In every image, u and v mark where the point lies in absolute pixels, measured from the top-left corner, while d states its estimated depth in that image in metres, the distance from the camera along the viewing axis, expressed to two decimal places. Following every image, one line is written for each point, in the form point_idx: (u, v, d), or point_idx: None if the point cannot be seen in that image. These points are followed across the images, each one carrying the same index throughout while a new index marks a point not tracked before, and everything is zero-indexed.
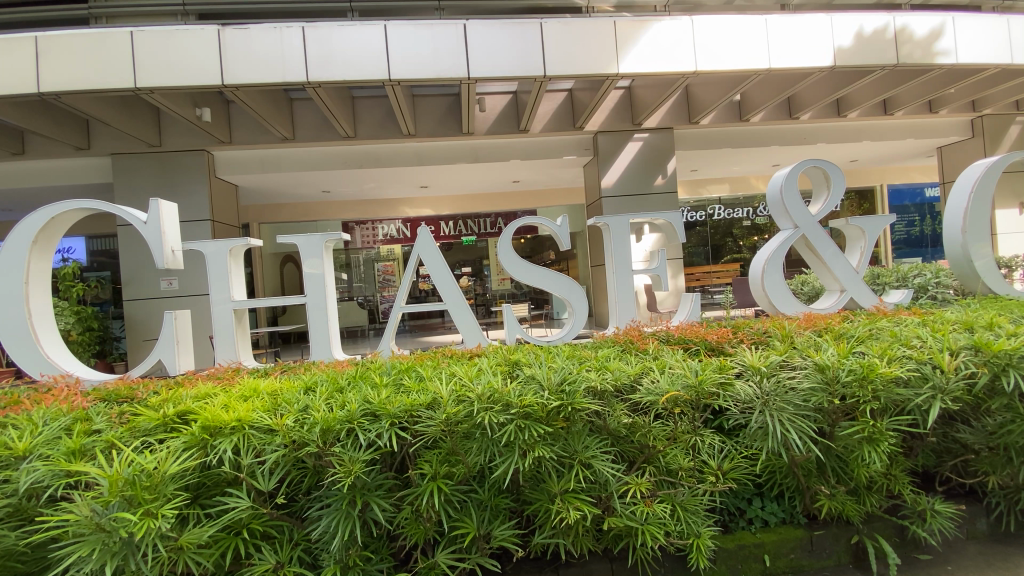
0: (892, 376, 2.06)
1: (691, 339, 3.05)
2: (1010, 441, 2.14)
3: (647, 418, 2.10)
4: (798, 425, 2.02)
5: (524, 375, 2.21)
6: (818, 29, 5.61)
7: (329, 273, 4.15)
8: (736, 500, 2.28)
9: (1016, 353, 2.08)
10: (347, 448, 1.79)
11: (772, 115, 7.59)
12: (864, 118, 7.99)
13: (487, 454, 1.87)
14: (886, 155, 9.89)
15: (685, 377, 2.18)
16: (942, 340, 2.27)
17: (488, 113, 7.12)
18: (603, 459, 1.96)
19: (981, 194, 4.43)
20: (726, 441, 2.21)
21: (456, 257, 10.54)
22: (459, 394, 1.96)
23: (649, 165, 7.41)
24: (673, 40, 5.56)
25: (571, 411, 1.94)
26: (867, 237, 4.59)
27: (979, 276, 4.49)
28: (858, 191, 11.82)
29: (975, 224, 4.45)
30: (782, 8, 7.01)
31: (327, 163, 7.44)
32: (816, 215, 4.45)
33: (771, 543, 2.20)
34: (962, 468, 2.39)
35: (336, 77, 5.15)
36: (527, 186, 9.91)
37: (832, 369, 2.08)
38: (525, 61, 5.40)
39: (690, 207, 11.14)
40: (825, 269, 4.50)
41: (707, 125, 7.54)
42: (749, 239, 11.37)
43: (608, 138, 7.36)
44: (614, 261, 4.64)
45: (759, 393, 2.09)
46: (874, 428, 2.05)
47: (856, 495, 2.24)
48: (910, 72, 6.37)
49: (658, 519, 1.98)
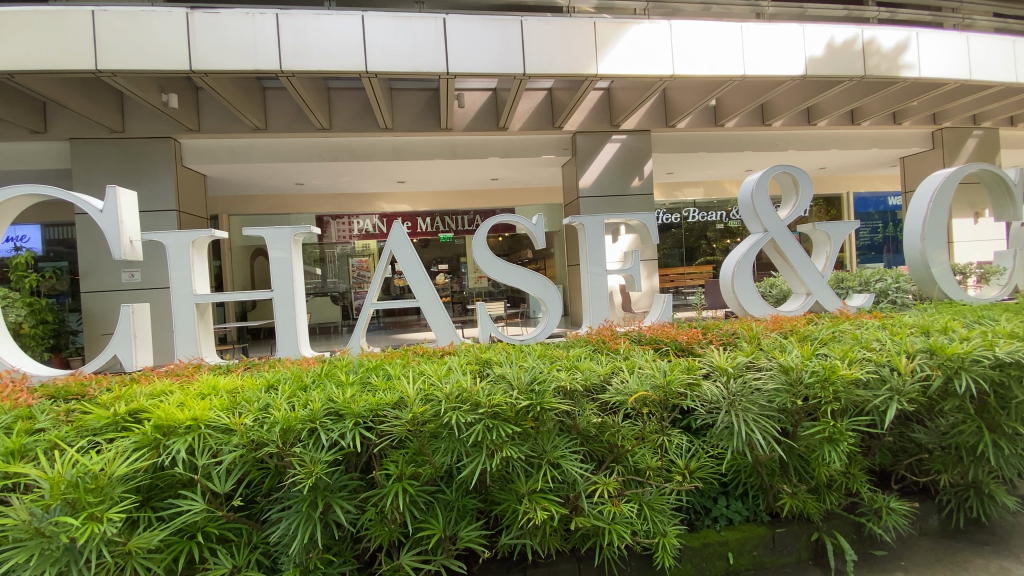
0: (853, 379, 2.11)
1: (662, 339, 3.09)
2: (961, 441, 2.24)
3: (616, 417, 2.11)
4: (762, 425, 2.06)
5: (494, 374, 2.16)
6: (791, 39, 5.74)
7: (297, 266, 4.01)
8: (701, 499, 2.32)
9: (968, 356, 2.16)
10: (308, 449, 1.73)
11: (746, 121, 7.73)
12: (832, 127, 8.22)
13: (454, 455, 1.84)
14: (853, 163, 10.24)
15: (653, 377, 2.20)
16: (900, 344, 2.34)
17: (467, 109, 7.07)
18: (572, 459, 1.96)
19: (940, 201, 4.60)
20: (693, 440, 2.23)
21: (432, 254, 10.51)
22: (426, 394, 1.92)
23: (627, 166, 7.47)
24: (651, 41, 5.61)
25: (540, 411, 1.92)
26: (833, 242, 4.71)
27: (935, 282, 4.66)
28: (825, 198, 12.26)
29: (931, 230, 4.62)
30: (757, 17, 7.17)
31: (300, 154, 7.25)
32: (785, 220, 4.54)
33: (734, 541, 2.24)
34: (916, 467, 2.49)
35: (311, 68, 5.03)
36: (505, 184, 9.87)
37: (795, 371, 2.13)
38: (505, 60, 5.37)
39: (666, 209, 11.31)
40: (791, 271, 4.60)
41: (683, 129, 7.65)
42: (722, 242, 11.62)
43: (587, 139, 7.38)
44: (589, 261, 4.65)
45: (725, 394, 2.12)
46: (834, 429, 2.08)
47: (817, 494, 2.29)
48: (877, 84, 6.61)
49: (625, 518, 1.99)
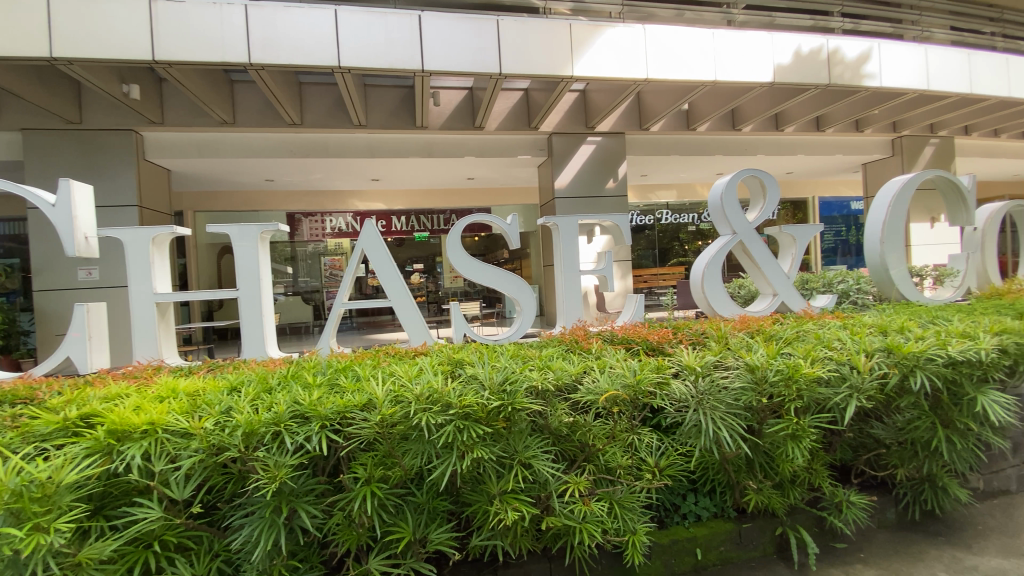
0: (815, 377, 2.18)
1: (633, 339, 3.13)
2: (917, 436, 2.34)
3: (587, 417, 2.12)
4: (729, 423, 2.10)
5: (466, 375, 2.15)
6: (761, 47, 5.90)
7: (264, 265, 3.91)
8: (670, 497, 2.36)
9: (922, 355, 2.26)
10: (272, 453, 1.69)
11: (716, 126, 7.90)
12: (799, 134, 8.48)
13: (423, 457, 1.81)
14: (818, 169, 10.58)
15: (624, 377, 2.23)
16: (859, 343, 2.43)
17: (442, 107, 7.02)
18: (543, 459, 1.96)
19: (898, 206, 4.79)
20: (662, 439, 2.26)
21: (407, 254, 10.41)
22: (396, 395, 1.89)
23: (601, 168, 7.54)
24: (625, 44, 5.67)
25: (511, 412, 1.92)
26: (798, 245, 4.86)
27: (894, 284, 4.85)
28: (791, 202, 12.64)
29: (890, 234, 4.80)
30: (728, 24, 7.34)
31: (269, 150, 7.06)
32: (753, 223, 4.65)
33: (702, 537, 2.28)
34: (874, 461, 2.58)
35: (282, 61, 4.91)
36: (481, 183, 9.84)
37: (760, 370, 2.18)
38: (481, 59, 5.35)
39: (640, 211, 11.47)
40: (758, 273, 4.72)
41: (657, 132, 7.77)
42: (694, 244, 11.86)
43: (562, 139, 7.41)
44: (563, 261, 4.67)
45: (693, 392, 2.16)
46: (797, 426, 2.14)
47: (781, 489, 2.35)
48: (841, 92, 6.85)
49: (595, 517, 1.99)
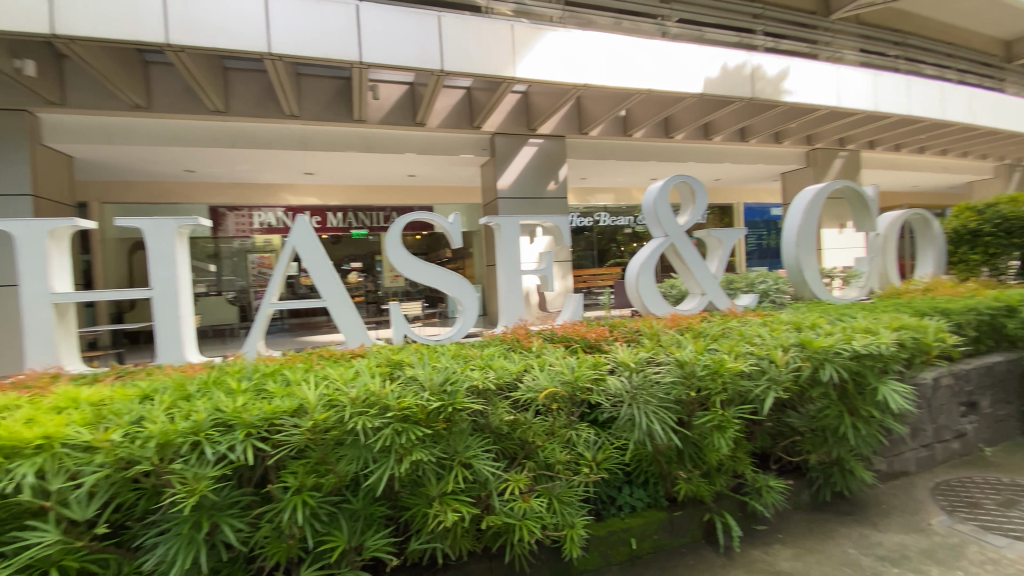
0: (737, 370, 2.33)
1: (573, 337, 3.20)
2: (825, 423, 2.56)
3: (527, 415, 2.13)
4: (661, 416, 2.20)
5: (404, 376, 2.10)
6: (692, 60, 6.22)
7: (181, 262, 3.63)
8: (606, 489, 2.43)
9: (830, 349, 2.48)
10: (191, 464, 1.57)
11: (651, 132, 8.25)
12: (725, 143, 9.02)
13: (359, 463, 1.75)
14: (742, 177, 11.31)
15: (563, 374, 2.28)
16: (777, 339, 2.62)
17: (382, 101, 6.84)
18: (484, 458, 1.95)
19: (811, 214, 5.22)
20: (600, 433, 2.31)
21: (344, 252, 10.07)
22: (330, 400, 1.81)
23: (542, 169, 7.65)
24: (566, 49, 5.79)
25: (451, 412, 1.90)
26: (724, 247, 5.17)
27: (808, 285, 5.27)
28: (719, 208, 13.42)
29: (804, 238, 5.22)
30: (662, 35, 7.68)
31: (191, 138, 6.57)
32: (683, 226, 4.90)
33: (636, 527, 2.37)
34: (790, 448, 2.79)
35: (205, 44, 4.57)
36: (422, 181, 9.68)
37: (689, 365, 2.31)
38: (422, 55, 5.26)
39: (580, 213, 11.74)
40: (689, 273, 4.96)
41: (596, 136, 7.99)
42: (630, 245, 12.31)
43: (505, 140, 7.44)
44: (504, 260, 4.69)
45: (628, 387, 2.26)
46: (722, 417, 2.28)
47: (708, 478, 2.47)
48: (762, 106, 7.37)
49: (535, 513, 2.01)
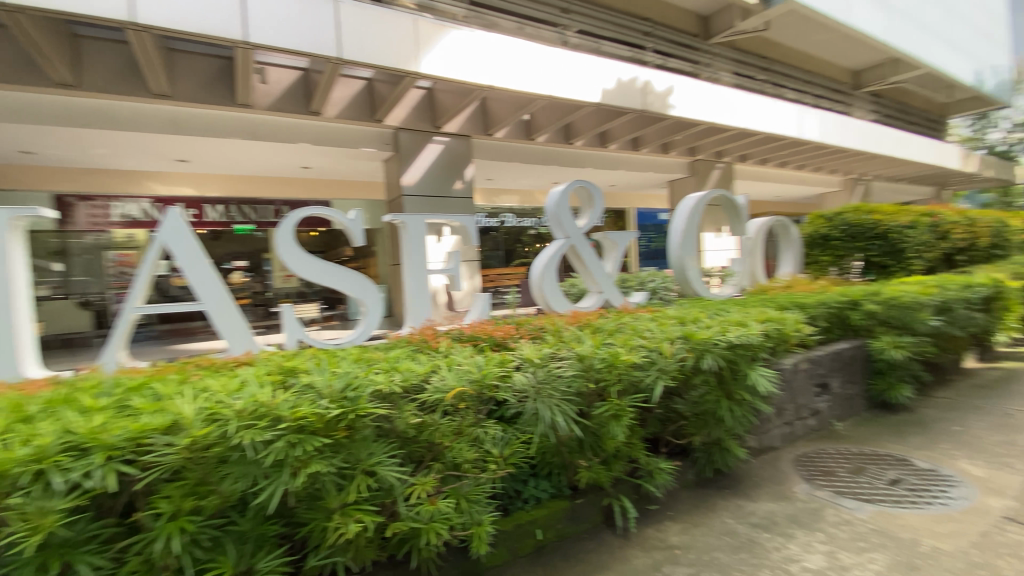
0: (632, 362, 2.50)
1: (480, 336, 3.21)
2: (706, 407, 2.84)
3: (433, 416, 2.09)
4: (563, 409, 2.30)
5: (300, 383, 1.96)
6: (590, 70, 6.55)
7: (16, 260, 3.05)
8: (513, 484, 2.47)
9: (709, 340, 2.75)
10: (35, 497, 1.36)
11: (553, 137, 8.56)
12: (620, 151, 9.62)
13: (247, 480, 1.61)
14: (635, 183, 12.14)
15: (470, 373, 2.26)
16: (665, 332, 2.85)
17: (271, 86, 6.34)
18: (388, 464, 1.88)
19: (692, 219, 5.75)
20: (507, 429, 2.32)
21: (225, 249, 9.21)
22: (212, 413, 1.63)
23: (447, 167, 7.59)
24: (470, 49, 5.80)
25: (353, 419, 1.80)
26: (619, 249, 5.50)
27: (690, 283, 5.79)
28: (615, 212, 14.27)
29: (687, 241, 5.73)
30: (563, 44, 8.00)
31: (29, 114, 5.58)
32: (583, 228, 5.14)
33: (541, 518, 2.44)
34: (677, 431, 3.04)
35: (46, 4, 3.90)
36: (319, 174, 9.13)
37: (588, 358, 2.44)
38: (317, 40, 4.94)
39: (485, 213, 11.79)
40: (588, 273, 5.20)
41: (501, 138, 8.10)
42: (534, 246, 12.67)
43: (409, 136, 7.26)
44: (408, 259, 4.58)
45: (533, 383, 2.33)
46: (618, 406, 2.43)
47: (607, 464, 2.60)
48: (652, 119, 7.98)
49: (442, 515, 1.98)
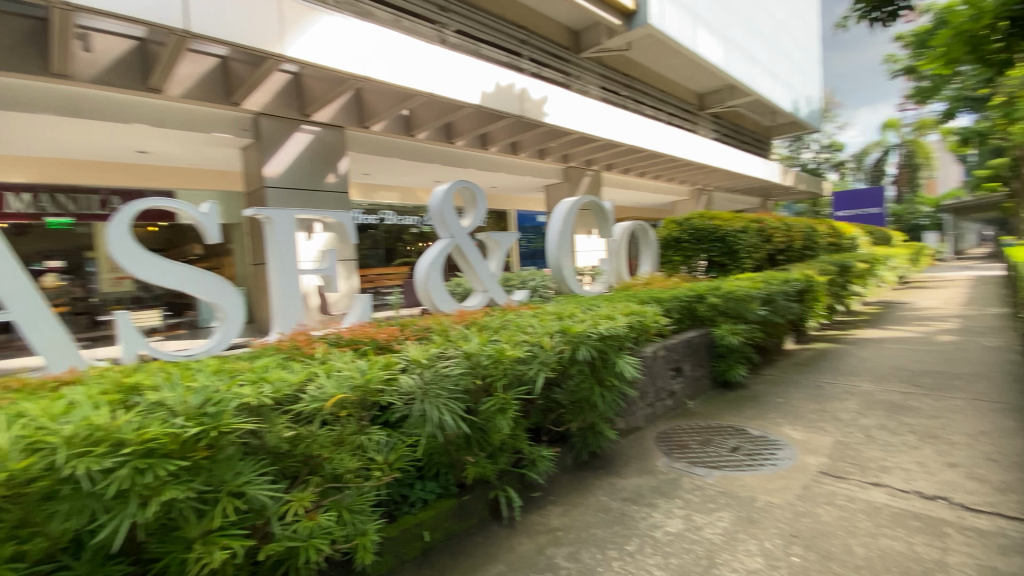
0: (514, 357, 2.61)
1: (361, 339, 3.08)
2: (582, 395, 3.06)
3: (310, 427, 1.97)
4: (450, 407, 2.30)
5: (147, 402, 1.71)
6: (469, 72, 6.64)
7: None
8: (398, 488, 2.43)
9: (583, 333, 2.99)
10: None
11: (433, 135, 8.51)
12: (500, 154, 9.88)
13: (84, 516, 1.41)
14: (514, 185, 12.55)
15: (352, 378, 2.17)
16: (545, 328, 3.02)
17: (96, 55, 5.38)
18: (259, 483, 1.73)
19: (567, 221, 6.13)
20: (391, 434, 2.26)
21: (33, 246, 7.58)
22: (32, 443, 1.40)
23: (319, 160, 7.14)
24: (343, 38, 5.54)
25: (216, 437, 1.62)
26: (501, 248, 5.66)
27: (566, 280, 6.17)
28: (496, 212, 14.60)
29: (563, 242, 6.09)
30: (441, 43, 7.98)
31: None
32: (466, 227, 5.19)
33: (429, 519, 2.43)
34: (556, 420, 3.23)
35: None
36: (163, 161, 7.97)
37: (474, 356, 2.49)
38: (157, 9, 4.32)
39: (363, 210, 11.27)
40: (472, 273, 5.28)
41: (378, 132, 7.84)
42: (416, 245, 12.46)
43: (272, 123, 6.66)
44: (275, 256, 4.23)
45: (419, 384, 2.31)
46: (503, 400, 2.51)
47: (492, 458, 2.67)
48: (528, 124, 8.35)
49: (323, 530, 1.88)
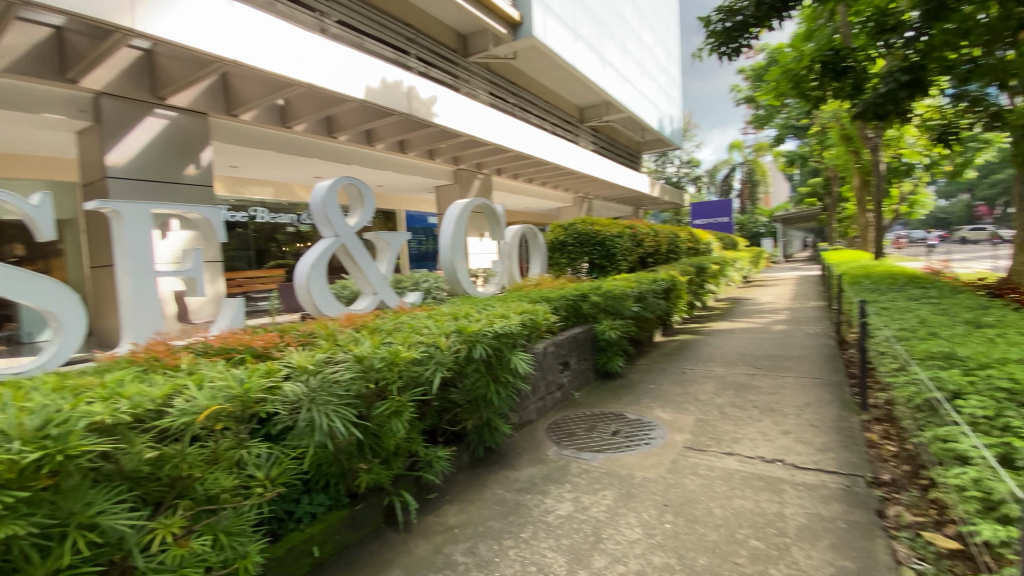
0: (409, 358, 2.60)
1: (234, 348, 2.85)
2: (477, 393, 3.13)
3: (178, 445, 1.80)
4: (341, 413, 2.23)
5: None
6: (353, 66, 6.41)
7: None
8: (282, 505, 2.31)
9: (476, 332, 3.08)
10: None
11: (314, 129, 8.06)
12: (388, 152, 9.63)
13: None
14: (402, 185, 12.29)
15: (228, 389, 2.01)
16: (440, 329, 3.04)
17: None
18: (117, 512, 1.55)
19: (459, 223, 6.20)
20: (274, 447, 2.13)
21: None
22: None
23: (178, 150, 6.39)
24: (208, 16, 5.03)
25: (60, 463, 1.44)
26: (392, 250, 5.55)
27: (459, 282, 6.23)
28: (384, 213, 14.16)
29: (456, 243, 6.15)
30: (321, 32, 7.58)
31: None
32: (353, 227, 5.01)
33: (318, 534, 2.33)
34: (452, 420, 3.26)
35: None
36: None
37: (367, 359, 2.44)
38: None
39: (230, 205, 10.21)
40: (361, 274, 5.11)
41: (248, 122, 7.22)
42: (293, 245, 11.63)
43: (116, 103, 5.79)
44: (127, 258, 3.72)
45: (305, 392, 2.22)
46: (398, 403, 2.49)
47: (387, 463, 2.62)
48: (417, 124, 8.29)
49: (195, 557, 1.74)
